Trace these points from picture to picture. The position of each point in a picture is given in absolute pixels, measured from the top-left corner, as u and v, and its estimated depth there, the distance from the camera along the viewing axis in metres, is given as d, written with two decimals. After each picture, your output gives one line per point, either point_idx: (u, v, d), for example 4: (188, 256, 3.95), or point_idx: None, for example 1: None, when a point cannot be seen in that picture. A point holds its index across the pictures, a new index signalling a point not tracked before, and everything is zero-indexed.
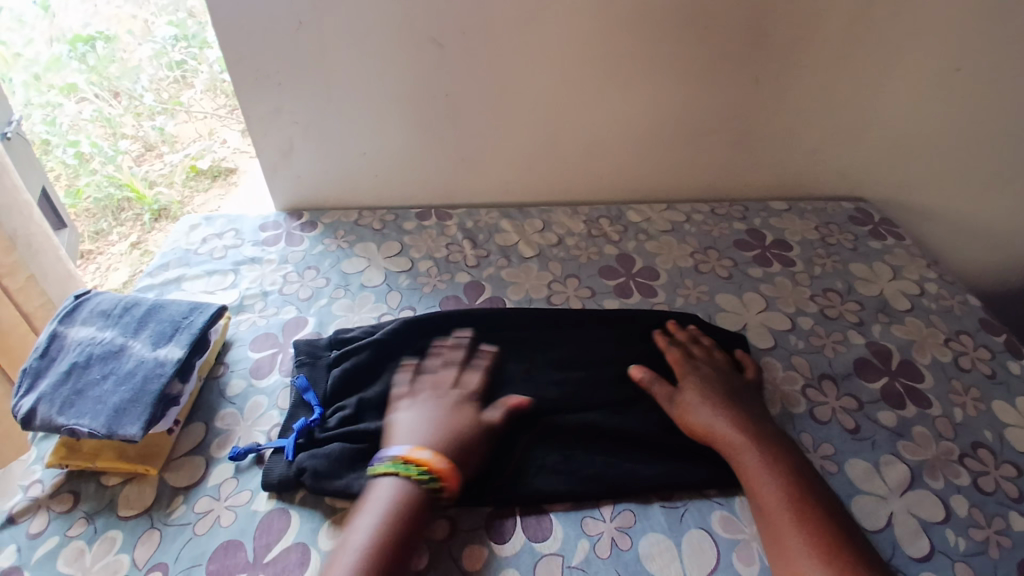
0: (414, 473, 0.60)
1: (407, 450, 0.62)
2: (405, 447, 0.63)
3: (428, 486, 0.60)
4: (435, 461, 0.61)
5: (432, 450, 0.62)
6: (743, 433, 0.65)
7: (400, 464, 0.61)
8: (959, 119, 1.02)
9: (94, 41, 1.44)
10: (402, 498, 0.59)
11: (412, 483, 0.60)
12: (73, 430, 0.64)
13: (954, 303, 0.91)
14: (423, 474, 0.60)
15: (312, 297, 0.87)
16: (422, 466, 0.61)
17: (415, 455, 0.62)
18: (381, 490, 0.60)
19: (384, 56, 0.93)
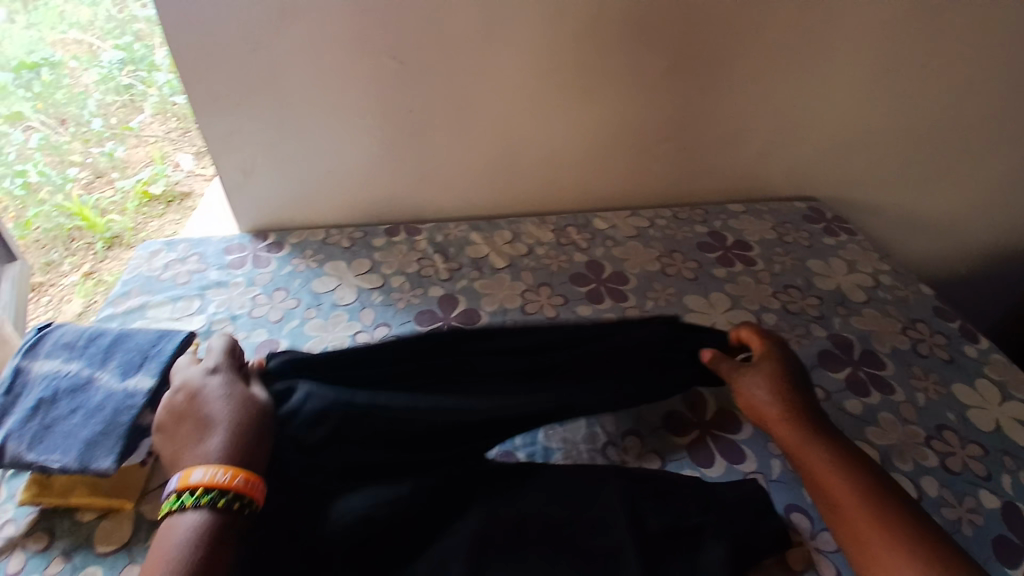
0: (194, 499, 0.55)
1: (181, 478, 0.57)
2: (178, 476, 0.57)
3: (223, 501, 0.55)
4: (216, 475, 0.56)
5: (207, 465, 0.57)
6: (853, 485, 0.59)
7: (180, 497, 0.56)
8: (902, 120, 1.09)
9: (38, 67, 1.49)
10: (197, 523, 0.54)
11: (205, 512, 0.55)
12: (45, 466, 0.62)
13: (908, 293, 0.96)
14: (208, 495, 0.55)
15: (283, 318, 0.86)
16: (199, 489, 0.55)
17: (189, 479, 0.56)
18: (179, 527, 0.54)
19: (350, 72, 0.93)
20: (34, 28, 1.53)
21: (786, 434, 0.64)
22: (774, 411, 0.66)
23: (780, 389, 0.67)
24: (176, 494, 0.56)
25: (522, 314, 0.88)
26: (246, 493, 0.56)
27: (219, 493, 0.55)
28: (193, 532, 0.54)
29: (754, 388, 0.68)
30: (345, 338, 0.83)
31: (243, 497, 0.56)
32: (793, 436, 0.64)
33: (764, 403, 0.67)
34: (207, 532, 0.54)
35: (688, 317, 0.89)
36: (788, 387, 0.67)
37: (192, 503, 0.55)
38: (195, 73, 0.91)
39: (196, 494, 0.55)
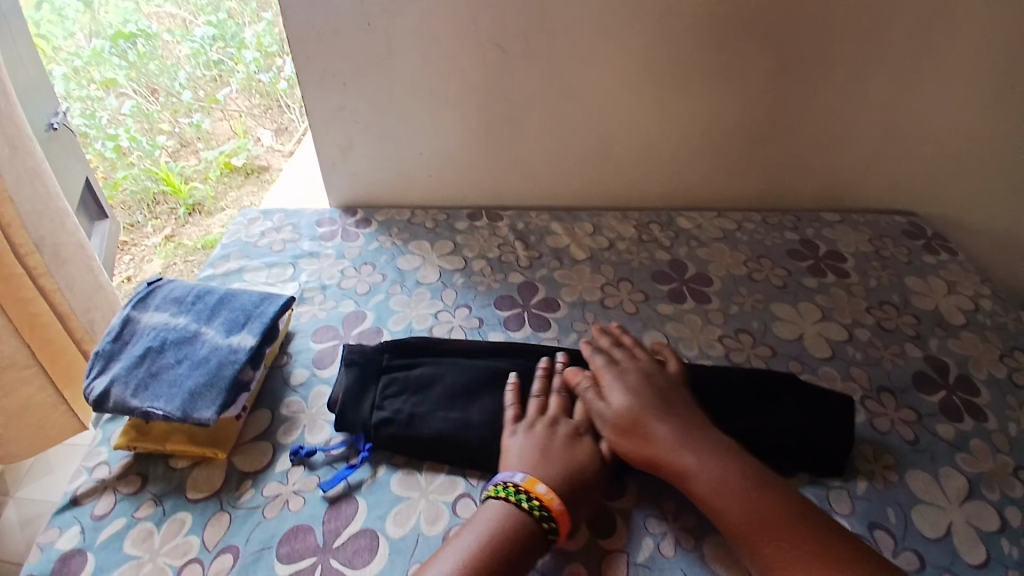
0: (529, 505, 0.57)
1: (523, 480, 0.59)
2: (521, 475, 0.59)
3: (545, 525, 0.56)
4: (553, 499, 0.57)
5: (548, 483, 0.59)
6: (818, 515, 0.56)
7: (518, 493, 0.57)
8: (1020, 136, 1.01)
9: (135, 38, 1.55)
10: (503, 521, 0.56)
11: (512, 509, 0.57)
12: (149, 411, 0.66)
13: (1010, 320, 0.90)
14: (537, 508, 0.56)
15: (369, 291, 0.89)
16: (538, 500, 0.57)
17: (534, 487, 0.58)
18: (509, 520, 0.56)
19: (443, 56, 0.94)
20: None
21: (633, 445, 0.62)
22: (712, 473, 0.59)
23: (649, 407, 0.65)
24: (513, 488, 0.58)
25: (601, 308, 0.88)
26: (556, 524, 0.56)
27: (540, 509, 0.56)
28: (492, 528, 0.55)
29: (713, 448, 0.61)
30: (428, 316, 0.85)
31: (552, 521, 0.56)
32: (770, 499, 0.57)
33: (666, 442, 0.61)
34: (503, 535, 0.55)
35: (776, 325, 0.86)
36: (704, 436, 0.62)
37: (525, 507, 0.57)
38: (305, 50, 0.94)
39: (532, 503, 0.57)
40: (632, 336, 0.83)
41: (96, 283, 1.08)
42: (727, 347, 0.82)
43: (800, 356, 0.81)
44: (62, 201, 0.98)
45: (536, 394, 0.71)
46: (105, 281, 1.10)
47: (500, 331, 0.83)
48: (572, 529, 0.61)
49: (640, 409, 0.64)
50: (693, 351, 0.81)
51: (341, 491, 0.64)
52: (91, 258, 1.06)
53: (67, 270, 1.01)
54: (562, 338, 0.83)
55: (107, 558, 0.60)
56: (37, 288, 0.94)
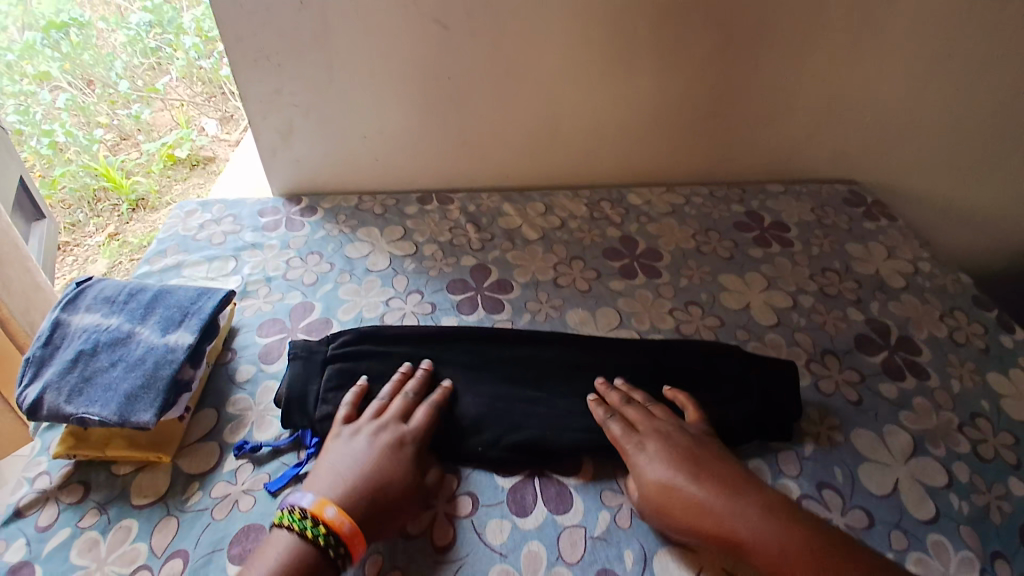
0: (316, 535, 0.53)
1: (312, 504, 0.55)
2: (309, 500, 0.56)
3: (334, 553, 0.53)
4: (342, 523, 0.54)
5: (340, 505, 0.55)
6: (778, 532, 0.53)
7: (305, 521, 0.54)
8: (951, 103, 1.04)
9: (67, 28, 1.44)
10: (292, 556, 0.52)
11: (307, 544, 0.53)
12: (84, 418, 0.62)
13: (947, 281, 0.94)
14: (326, 539, 0.53)
15: (317, 281, 0.87)
16: (327, 528, 0.53)
17: (320, 511, 0.54)
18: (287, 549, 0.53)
19: (384, 33, 0.91)
20: None
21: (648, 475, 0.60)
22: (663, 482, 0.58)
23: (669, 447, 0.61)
24: (299, 515, 0.54)
25: (555, 287, 0.88)
26: (348, 548, 0.54)
27: (328, 537, 0.53)
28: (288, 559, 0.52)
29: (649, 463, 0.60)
30: (379, 304, 0.83)
31: (342, 550, 0.53)
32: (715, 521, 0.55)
33: (664, 482, 0.58)
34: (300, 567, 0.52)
35: (724, 296, 0.88)
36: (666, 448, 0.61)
37: (310, 536, 0.53)
38: (236, 30, 0.89)
39: (318, 532, 0.53)
40: (586, 313, 0.84)
41: (33, 283, 1.02)
42: (678, 320, 0.83)
43: (747, 325, 0.83)
44: None
45: (483, 379, 0.72)
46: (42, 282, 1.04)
47: (453, 315, 0.82)
48: (529, 507, 0.61)
49: (669, 463, 0.60)
50: (645, 325, 0.82)
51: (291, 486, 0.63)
52: (27, 258, 0.99)
53: (5, 270, 0.95)
54: (516, 319, 0.82)
55: (52, 569, 0.57)
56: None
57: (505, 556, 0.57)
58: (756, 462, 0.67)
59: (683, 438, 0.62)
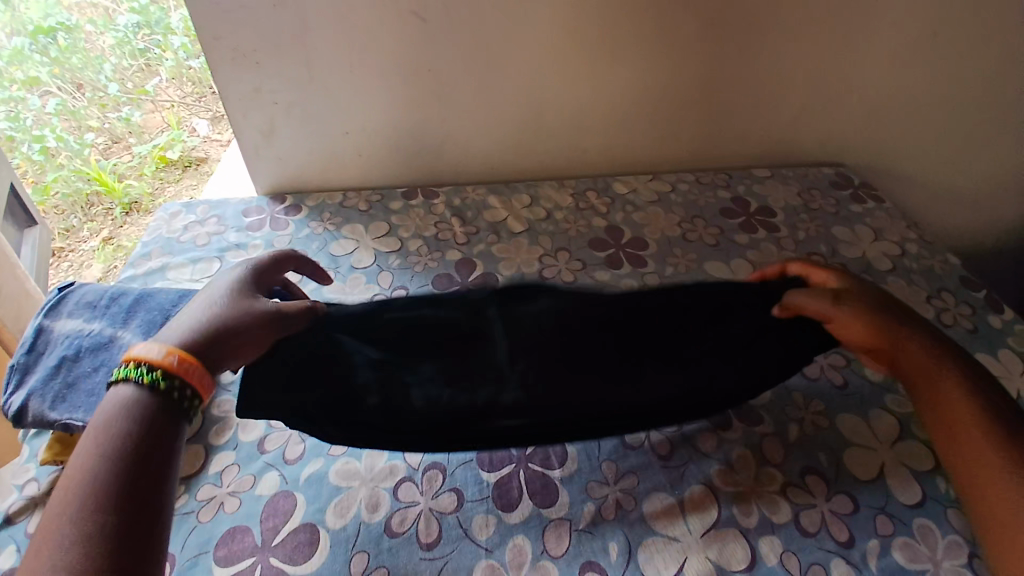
0: (141, 373, 0.46)
1: (132, 350, 0.48)
2: (134, 347, 0.49)
3: (165, 386, 0.47)
4: (168, 358, 0.48)
5: (162, 344, 0.49)
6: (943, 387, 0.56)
7: (125, 368, 0.47)
8: (936, 82, 1.04)
9: (54, 32, 1.43)
10: (130, 400, 0.46)
11: (141, 391, 0.46)
12: (67, 424, 0.63)
13: (934, 262, 0.94)
14: (152, 371, 0.47)
15: (302, 280, 0.86)
16: (148, 364, 0.47)
17: (143, 354, 0.48)
18: (120, 397, 0.46)
19: (362, 28, 0.90)
20: None
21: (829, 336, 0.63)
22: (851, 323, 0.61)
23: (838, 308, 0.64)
24: (124, 365, 0.47)
25: (540, 279, 0.87)
26: (184, 379, 0.48)
27: (158, 372, 0.47)
28: (121, 408, 0.45)
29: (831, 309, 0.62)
30: (364, 301, 0.83)
31: (176, 376, 0.47)
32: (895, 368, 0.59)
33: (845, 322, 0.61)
34: (137, 412, 0.45)
35: (709, 284, 0.87)
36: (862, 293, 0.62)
37: (138, 375, 0.46)
38: (212, 29, 0.89)
39: (143, 370, 0.47)
40: None
41: (23, 289, 1.01)
42: None
43: None
44: None
45: None
46: (33, 290, 1.03)
47: None
48: (514, 503, 0.61)
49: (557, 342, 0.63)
50: None
51: (277, 487, 0.63)
52: (14, 266, 0.99)
53: None
54: None
55: None
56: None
57: (490, 551, 0.57)
58: (742, 449, 0.67)
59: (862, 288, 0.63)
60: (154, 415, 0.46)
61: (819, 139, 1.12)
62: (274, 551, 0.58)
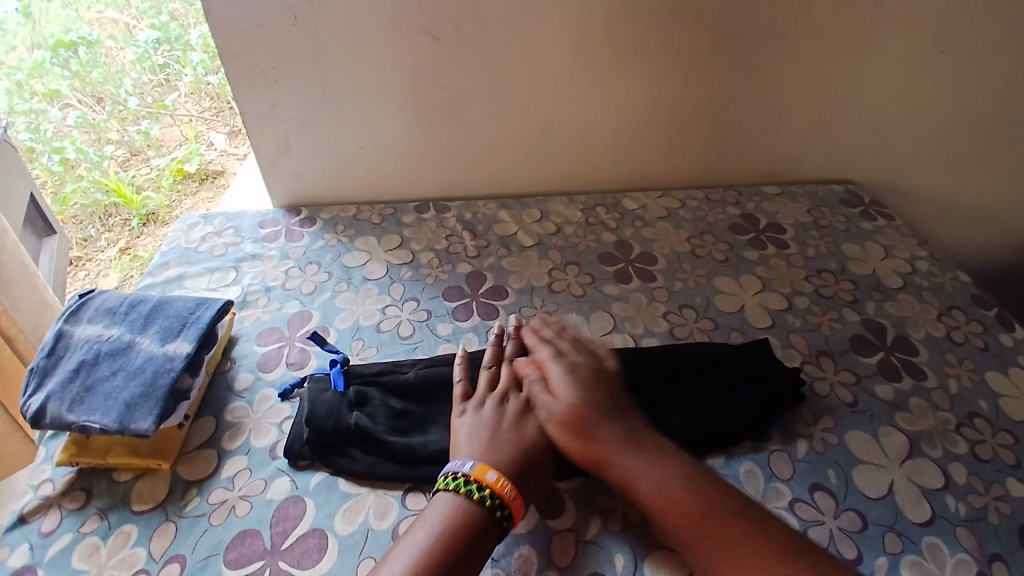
0: (475, 492, 0.57)
1: (473, 469, 0.59)
2: (470, 465, 0.59)
3: (496, 509, 0.56)
4: (503, 486, 0.58)
5: (497, 470, 0.59)
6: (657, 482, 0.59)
7: (466, 482, 0.58)
8: (943, 100, 1.05)
9: (76, 47, 1.46)
10: (460, 513, 0.56)
11: (471, 504, 0.56)
12: (85, 426, 0.64)
13: (944, 279, 0.93)
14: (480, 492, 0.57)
15: (315, 291, 0.88)
16: (487, 487, 0.57)
17: (483, 475, 0.58)
18: (444, 506, 0.57)
19: (376, 46, 0.92)
20: (70, 6, 1.50)
21: (589, 448, 0.62)
22: (569, 416, 0.64)
23: (609, 415, 0.64)
24: (464, 479, 0.58)
25: (549, 292, 0.88)
26: (510, 507, 0.57)
27: (493, 498, 0.57)
28: (450, 518, 0.55)
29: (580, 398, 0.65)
30: (375, 312, 0.85)
31: (507, 507, 0.57)
32: (616, 460, 0.61)
33: (585, 408, 0.64)
34: (462, 524, 0.55)
35: (718, 299, 0.88)
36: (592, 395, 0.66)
37: (479, 496, 0.57)
38: (231, 47, 0.91)
39: (484, 491, 0.57)
40: (580, 318, 0.84)
41: (41, 300, 1.04)
42: (671, 323, 0.83)
43: (742, 327, 0.83)
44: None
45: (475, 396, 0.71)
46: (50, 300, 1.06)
47: (448, 322, 0.83)
48: (521, 514, 0.61)
49: (588, 411, 0.64)
50: (639, 329, 0.82)
51: (288, 492, 0.64)
52: (33, 276, 1.02)
53: (11, 289, 0.97)
54: (510, 324, 0.83)
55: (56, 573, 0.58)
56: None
57: (496, 560, 0.58)
58: (750, 464, 0.67)
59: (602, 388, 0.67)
60: (472, 533, 0.55)
61: (828, 156, 1.13)
62: (282, 556, 0.58)
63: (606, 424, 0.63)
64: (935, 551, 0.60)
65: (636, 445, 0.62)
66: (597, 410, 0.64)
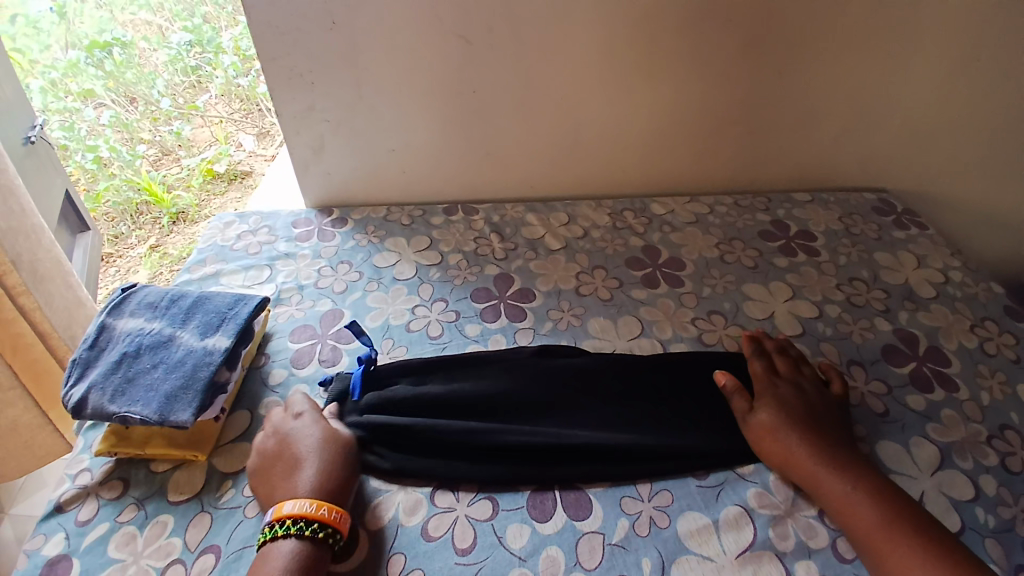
0: (288, 529, 0.55)
1: (273, 512, 0.57)
2: (271, 510, 0.57)
3: (317, 531, 0.55)
4: (308, 509, 0.56)
5: (302, 499, 0.58)
6: (848, 481, 0.60)
7: (272, 528, 0.56)
8: (982, 108, 1.03)
9: (110, 47, 1.50)
10: (290, 552, 0.54)
11: (294, 539, 0.55)
12: (127, 416, 0.66)
13: (978, 290, 0.92)
14: (299, 523, 0.55)
15: (346, 290, 0.90)
16: (293, 518, 0.56)
17: (283, 511, 0.56)
18: (275, 558, 0.54)
19: (409, 50, 0.94)
20: (104, 7, 1.58)
21: (776, 450, 0.64)
22: (767, 426, 0.66)
23: (793, 423, 0.65)
24: (269, 528, 0.56)
25: (576, 296, 0.89)
26: (331, 524, 0.56)
27: (309, 524, 0.55)
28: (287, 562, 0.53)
29: (773, 411, 0.67)
30: (405, 311, 0.86)
31: (328, 525, 0.56)
32: (808, 469, 0.62)
33: (767, 423, 0.66)
34: (300, 560, 0.54)
35: (747, 305, 0.87)
36: (788, 409, 0.67)
37: (289, 532, 0.55)
38: (271, 51, 0.94)
39: (291, 524, 0.55)
40: (607, 321, 0.85)
41: (76, 298, 1.08)
42: (700, 328, 0.83)
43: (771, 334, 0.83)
44: (37, 217, 0.97)
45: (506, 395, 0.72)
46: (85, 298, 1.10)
47: (477, 323, 0.84)
48: (548, 513, 0.62)
49: (781, 421, 0.66)
50: (667, 334, 0.82)
51: None
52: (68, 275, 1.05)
53: (47, 286, 1.00)
54: (538, 326, 0.84)
55: (93, 561, 0.60)
56: (16, 308, 0.94)
57: (524, 560, 0.58)
58: None
59: (795, 402, 0.68)
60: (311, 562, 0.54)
61: (861, 164, 1.11)
62: None
63: (777, 437, 0.65)
64: None
65: (790, 448, 0.64)
66: (790, 421, 0.66)
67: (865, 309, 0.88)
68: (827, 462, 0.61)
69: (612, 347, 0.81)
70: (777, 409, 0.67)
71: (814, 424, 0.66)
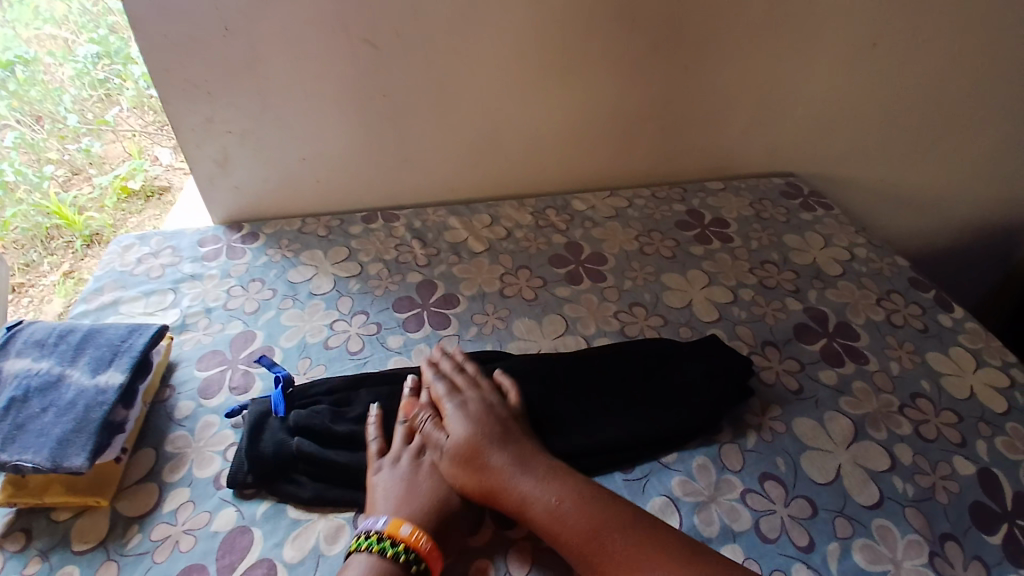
0: (389, 549, 0.55)
1: (388, 526, 0.57)
2: (384, 520, 0.57)
3: (414, 567, 0.55)
4: (419, 539, 0.56)
5: (413, 522, 0.57)
6: (548, 488, 0.59)
7: (378, 540, 0.56)
8: (874, 92, 1.09)
9: (11, 65, 1.18)
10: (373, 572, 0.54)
11: (386, 563, 0.54)
12: (18, 465, 0.60)
13: (883, 265, 0.97)
14: (401, 552, 0.55)
15: (259, 309, 0.85)
16: (401, 542, 0.55)
17: (398, 530, 0.56)
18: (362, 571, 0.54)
19: (313, 56, 0.91)
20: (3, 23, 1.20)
21: (477, 473, 0.61)
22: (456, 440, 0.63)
23: (486, 438, 0.63)
24: (377, 537, 0.56)
25: (501, 298, 0.88)
26: (429, 564, 0.55)
27: (407, 553, 0.55)
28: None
29: (457, 427, 0.64)
30: (323, 327, 0.83)
31: (423, 563, 0.55)
32: (513, 485, 0.59)
33: (461, 439, 0.63)
34: None
35: (667, 295, 0.89)
36: (482, 425, 0.64)
37: (388, 553, 0.55)
38: (162, 61, 0.88)
39: (397, 547, 0.55)
40: (532, 321, 0.84)
41: None
42: (622, 321, 0.84)
43: (690, 321, 0.85)
44: None
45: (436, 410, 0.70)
46: None
47: (399, 334, 0.82)
48: (475, 525, 0.61)
49: (480, 438, 0.63)
50: (591, 330, 0.83)
51: (234, 522, 0.62)
52: None
53: None
54: (462, 332, 0.82)
55: None
56: None
57: None
58: (702, 457, 0.68)
59: (490, 416, 0.65)
60: None
61: (770, 150, 1.16)
62: None
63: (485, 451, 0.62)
64: (886, 533, 0.62)
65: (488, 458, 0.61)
66: (495, 438, 0.63)
67: (775, 291, 0.91)
68: (548, 477, 0.60)
69: (537, 347, 0.80)
70: (471, 423, 0.65)
71: (508, 437, 0.64)
